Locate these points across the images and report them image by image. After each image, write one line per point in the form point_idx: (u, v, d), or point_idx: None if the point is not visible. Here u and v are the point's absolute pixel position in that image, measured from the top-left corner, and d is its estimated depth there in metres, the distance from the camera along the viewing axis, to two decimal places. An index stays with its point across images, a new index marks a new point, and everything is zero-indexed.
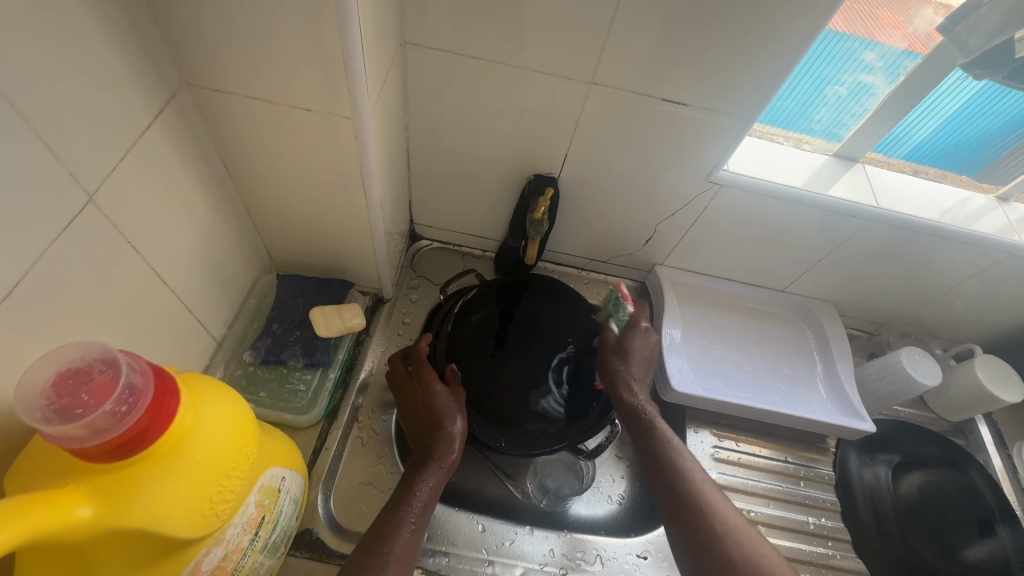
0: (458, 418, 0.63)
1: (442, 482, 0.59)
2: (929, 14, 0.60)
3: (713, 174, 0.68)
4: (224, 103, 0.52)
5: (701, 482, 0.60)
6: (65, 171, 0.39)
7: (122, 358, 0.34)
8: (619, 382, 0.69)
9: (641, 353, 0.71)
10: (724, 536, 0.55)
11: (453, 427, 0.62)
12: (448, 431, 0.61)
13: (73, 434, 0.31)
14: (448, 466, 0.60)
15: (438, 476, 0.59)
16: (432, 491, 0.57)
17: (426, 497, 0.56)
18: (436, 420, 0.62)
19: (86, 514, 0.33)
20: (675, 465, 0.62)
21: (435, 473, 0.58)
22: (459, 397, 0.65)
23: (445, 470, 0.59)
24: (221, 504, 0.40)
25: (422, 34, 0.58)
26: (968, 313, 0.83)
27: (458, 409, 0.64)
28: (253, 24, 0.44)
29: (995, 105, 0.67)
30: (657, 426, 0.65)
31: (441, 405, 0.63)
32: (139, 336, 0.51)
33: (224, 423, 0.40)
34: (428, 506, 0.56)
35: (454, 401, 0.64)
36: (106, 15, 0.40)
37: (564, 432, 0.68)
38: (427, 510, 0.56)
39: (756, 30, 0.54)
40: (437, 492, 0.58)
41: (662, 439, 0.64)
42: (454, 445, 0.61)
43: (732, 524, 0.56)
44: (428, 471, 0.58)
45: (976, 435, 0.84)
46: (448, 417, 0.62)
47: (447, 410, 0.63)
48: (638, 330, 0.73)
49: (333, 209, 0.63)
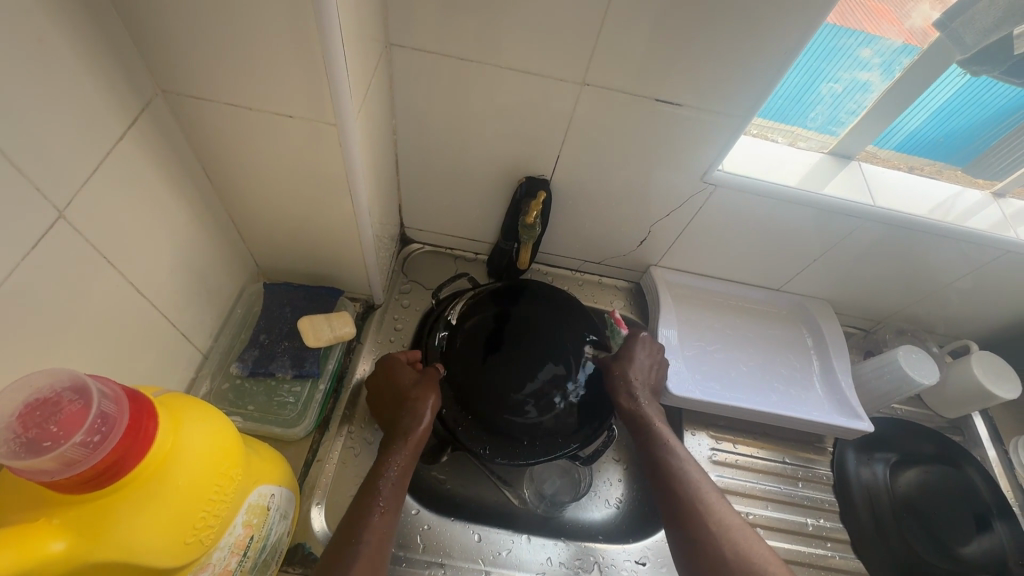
0: (428, 392, 0.62)
1: (413, 458, 0.58)
2: (926, 9, 0.59)
3: (708, 175, 0.67)
4: (203, 110, 0.50)
5: (700, 482, 0.59)
6: (33, 186, 0.37)
7: (93, 384, 0.33)
8: (619, 389, 0.68)
9: (645, 362, 0.70)
10: (720, 534, 0.55)
11: (422, 400, 0.62)
12: (415, 404, 0.61)
13: (42, 468, 0.30)
14: (417, 445, 0.59)
15: (407, 452, 0.58)
16: (403, 472, 0.57)
17: (399, 479, 0.56)
18: (405, 397, 0.62)
19: (60, 549, 0.32)
20: (675, 467, 0.61)
21: (402, 451, 0.58)
22: (429, 372, 0.65)
23: (414, 444, 0.59)
24: (204, 529, 0.38)
25: (407, 36, 0.57)
26: (964, 308, 0.82)
27: (428, 385, 0.63)
28: (229, 30, 0.43)
29: (985, 96, 0.65)
30: (655, 428, 0.65)
31: (410, 384, 0.63)
32: (121, 353, 0.50)
33: (207, 445, 0.39)
34: (402, 488, 0.55)
35: (421, 378, 0.64)
36: (73, 22, 0.38)
37: (555, 444, 0.66)
38: (398, 491, 0.55)
39: (750, 28, 0.52)
40: (408, 469, 0.57)
41: (659, 441, 0.63)
42: (420, 417, 0.60)
43: (728, 522, 0.56)
44: (398, 452, 0.58)
45: (972, 431, 0.84)
46: (419, 394, 0.62)
47: (416, 387, 0.63)
48: (640, 340, 0.71)
49: (320, 215, 0.61)
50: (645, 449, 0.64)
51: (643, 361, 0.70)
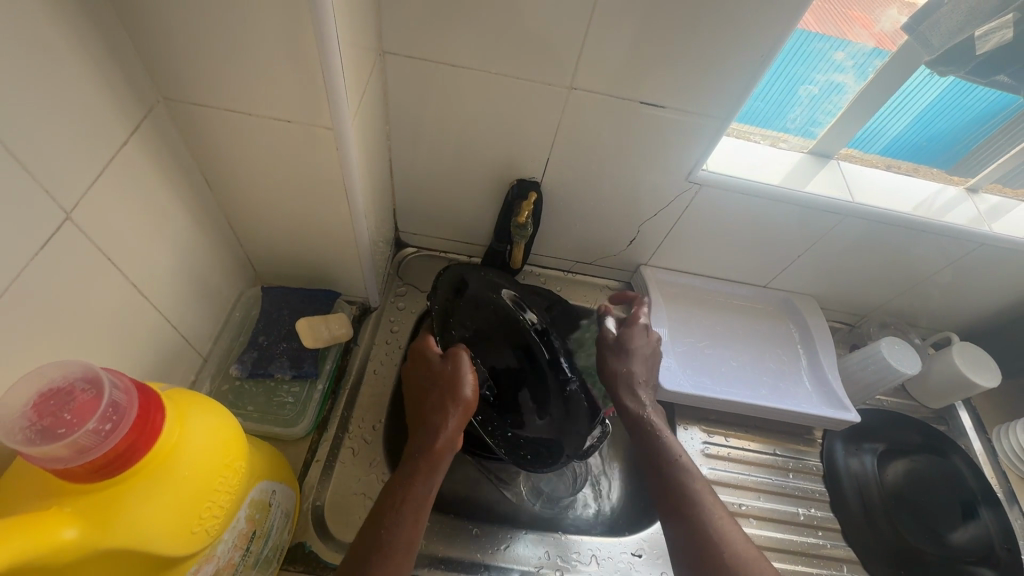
0: (459, 392, 0.59)
1: (431, 480, 0.54)
2: (894, 14, 0.62)
3: (692, 175, 0.69)
4: (204, 117, 0.51)
5: (712, 505, 0.58)
6: (42, 190, 0.39)
7: (104, 375, 0.34)
8: (622, 385, 0.68)
9: (643, 352, 0.70)
10: (732, 565, 0.53)
11: (458, 402, 0.59)
12: (437, 419, 0.58)
13: (56, 455, 0.31)
14: (436, 461, 0.55)
15: (426, 472, 0.54)
16: (419, 498, 0.53)
17: (412, 509, 0.52)
18: (437, 403, 0.59)
19: (71, 537, 0.32)
20: (684, 487, 0.59)
21: (421, 474, 0.54)
22: (460, 363, 0.61)
23: (432, 464, 0.55)
24: (210, 520, 0.39)
25: (401, 44, 0.59)
26: (945, 301, 0.85)
27: (458, 382, 0.60)
28: (229, 38, 0.44)
29: (966, 99, 0.68)
30: (664, 438, 0.64)
31: (439, 386, 0.60)
32: (125, 353, 0.51)
33: (212, 439, 0.40)
34: (415, 523, 0.52)
35: (450, 377, 0.60)
36: (79, 32, 0.40)
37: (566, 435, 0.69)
38: (417, 514, 0.52)
39: (728, 31, 0.55)
40: (428, 493, 0.54)
41: (669, 457, 0.62)
42: (442, 429, 0.57)
43: (741, 552, 0.54)
44: (417, 474, 0.54)
45: (956, 420, 0.86)
46: (448, 398, 0.59)
47: (445, 393, 0.59)
48: (637, 328, 0.71)
49: (316, 218, 0.63)
50: (653, 464, 0.63)
51: (642, 354, 0.70)
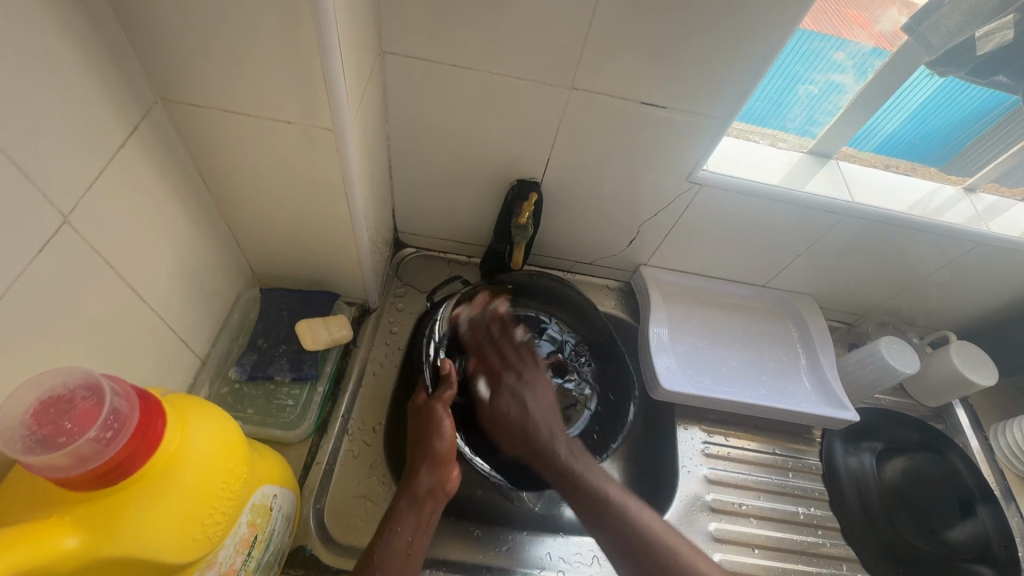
0: (432, 442, 0.60)
1: (420, 518, 0.56)
2: (894, 14, 0.62)
3: (693, 175, 0.69)
4: (202, 118, 0.51)
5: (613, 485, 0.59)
6: (39, 192, 0.38)
7: (105, 383, 0.34)
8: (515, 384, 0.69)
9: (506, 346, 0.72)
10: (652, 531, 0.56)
11: (434, 449, 0.60)
12: (417, 462, 0.59)
13: (56, 463, 0.31)
14: (421, 502, 0.57)
15: (410, 513, 0.56)
16: (407, 534, 0.54)
17: (401, 543, 0.54)
18: (414, 454, 0.60)
19: (72, 545, 0.32)
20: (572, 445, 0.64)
21: (407, 514, 0.56)
22: (434, 412, 0.62)
23: (416, 504, 0.56)
24: (212, 525, 0.39)
25: (400, 43, 0.58)
26: (942, 300, 0.85)
27: (433, 430, 0.61)
28: (227, 38, 0.44)
29: (958, 98, 0.69)
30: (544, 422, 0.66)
31: (418, 432, 0.62)
32: (124, 357, 0.50)
33: (213, 444, 0.39)
34: (406, 556, 0.53)
35: (426, 425, 0.62)
36: (76, 32, 0.39)
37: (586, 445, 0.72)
38: (407, 553, 0.54)
39: (729, 31, 0.55)
40: (415, 533, 0.55)
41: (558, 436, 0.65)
42: (418, 476, 0.58)
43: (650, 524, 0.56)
44: (400, 512, 0.56)
45: (953, 418, 0.87)
46: (423, 446, 0.60)
47: (422, 442, 0.61)
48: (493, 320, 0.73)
49: (315, 219, 0.62)
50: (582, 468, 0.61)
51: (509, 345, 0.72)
